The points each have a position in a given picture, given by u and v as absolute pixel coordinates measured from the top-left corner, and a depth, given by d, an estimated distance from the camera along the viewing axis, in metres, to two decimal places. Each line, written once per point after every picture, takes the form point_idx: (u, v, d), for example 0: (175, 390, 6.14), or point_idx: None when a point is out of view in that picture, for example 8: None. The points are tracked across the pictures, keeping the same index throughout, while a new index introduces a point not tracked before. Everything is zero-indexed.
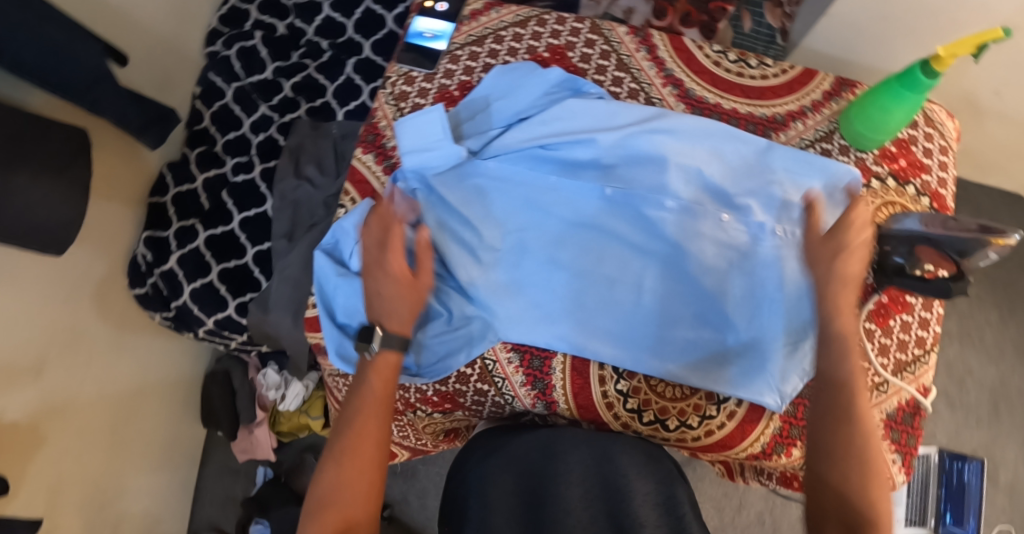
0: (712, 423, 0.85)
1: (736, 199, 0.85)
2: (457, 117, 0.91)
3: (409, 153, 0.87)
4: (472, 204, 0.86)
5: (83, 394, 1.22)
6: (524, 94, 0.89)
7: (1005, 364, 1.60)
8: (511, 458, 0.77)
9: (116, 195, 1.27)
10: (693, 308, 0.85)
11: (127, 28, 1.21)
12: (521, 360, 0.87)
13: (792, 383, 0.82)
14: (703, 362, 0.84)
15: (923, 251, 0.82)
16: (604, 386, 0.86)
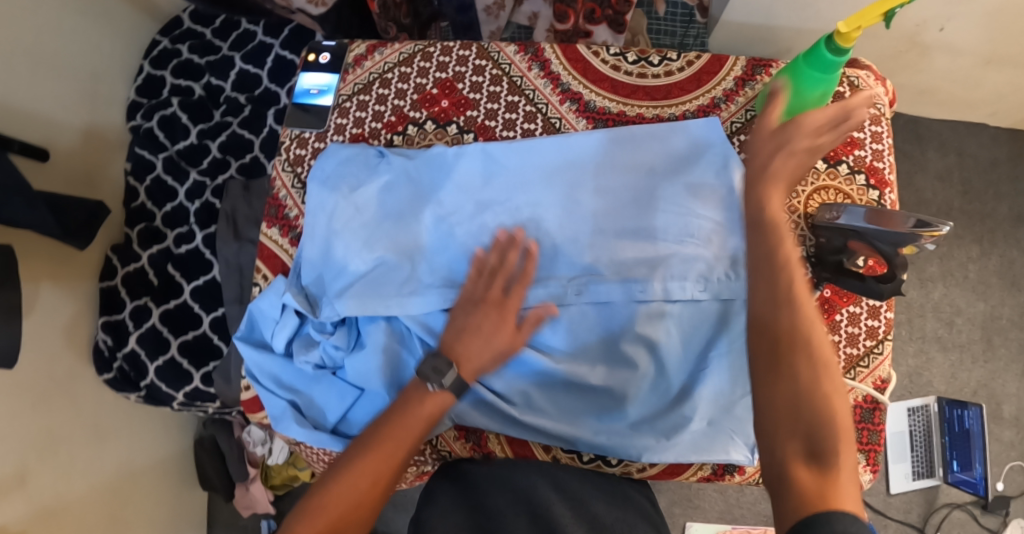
0: (632, 467, 0.83)
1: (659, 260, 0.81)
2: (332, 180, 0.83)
3: (315, 262, 0.82)
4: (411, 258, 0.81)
5: (72, 489, 1.21)
6: (395, 189, 0.83)
7: (994, 297, 1.55)
8: (465, 488, 0.75)
9: (65, 287, 1.24)
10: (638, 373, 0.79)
11: (40, 127, 1.17)
12: (462, 434, 0.85)
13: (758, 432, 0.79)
14: (660, 426, 0.79)
15: (856, 245, 0.77)
16: (550, 449, 0.83)
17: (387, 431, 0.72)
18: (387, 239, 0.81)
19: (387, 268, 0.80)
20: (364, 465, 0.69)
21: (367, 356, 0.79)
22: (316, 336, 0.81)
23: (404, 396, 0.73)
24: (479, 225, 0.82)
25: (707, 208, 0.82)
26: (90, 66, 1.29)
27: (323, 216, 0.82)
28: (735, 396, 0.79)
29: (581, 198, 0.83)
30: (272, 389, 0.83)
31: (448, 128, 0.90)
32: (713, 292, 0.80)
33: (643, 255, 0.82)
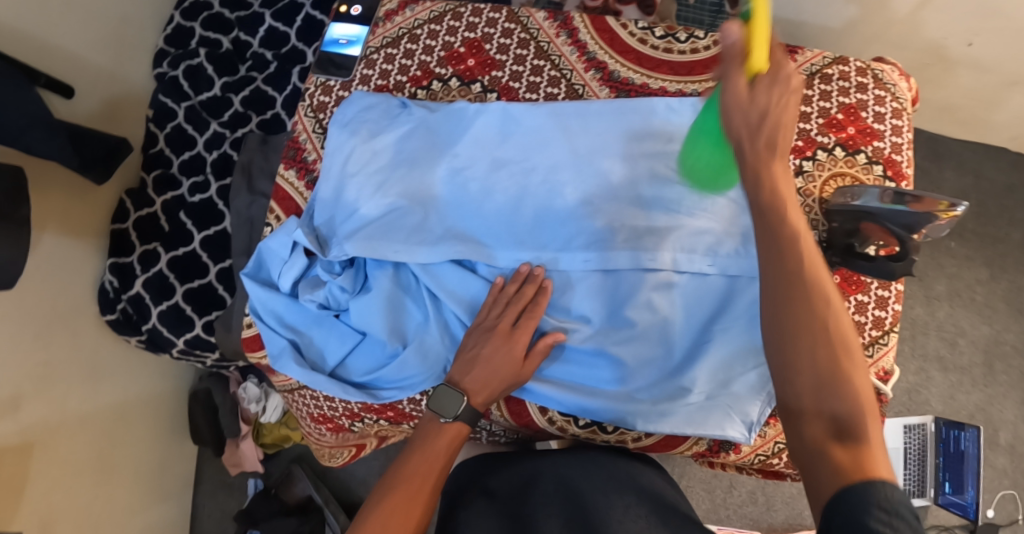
0: (627, 435, 0.83)
1: (672, 231, 0.80)
2: (352, 124, 0.84)
3: (327, 203, 0.82)
4: (421, 205, 0.81)
5: (65, 424, 1.21)
6: (411, 138, 0.83)
7: (999, 322, 1.54)
8: (489, 495, 0.78)
9: (77, 224, 1.25)
10: (637, 340, 0.79)
11: (66, 64, 1.18)
12: None
13: (758, 411, 0.78)
14: (655, 395, 0.79)
15: (868, 228, 0.78)
16: (546, 413, 0.83)
17: (393, 487, 0.71)
18: (401, 184, 0.81)
19: (397, 214, 0.80)
20: (374, 525, 0.68)
21: (371, 299, 0.78)
22: (323, 276, 0.80)
23: (419, 434, 0.76)
24: (493, 181, 0.82)
25: (725, 184, 0.81)
26: (121, 10, 1.31)
27: (339, 158, 0.83)
28: (735, 373, 0.78)
29: (597, 163, 0.82)
30: (274, 327, 0.83)
31: (472, 86, 0.89)
32: (721, 267, 0.79)
33: (654, 225, 0.80)
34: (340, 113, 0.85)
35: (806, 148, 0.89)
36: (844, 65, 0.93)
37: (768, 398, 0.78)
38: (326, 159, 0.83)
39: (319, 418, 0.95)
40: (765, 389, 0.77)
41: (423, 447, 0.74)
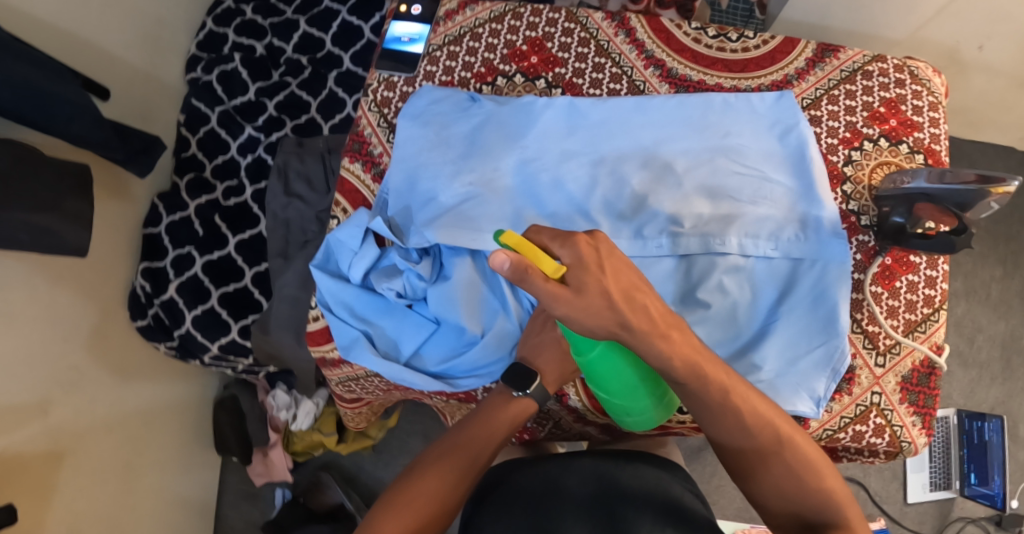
0: None
1: (738, 217, 0.83)
2: (422, 118, 0.86)
3: (400, 195, 0.84)
4: (495, 193, 0.82)
5: (93, 428, 1.19)
6: (480, 131, 0.85)
7: (1015, 318, 1.58)
8: (514, 489, 0.74)
9: (110, 225, 1.24)
10: (708, 322, 0.81)
11: (101, 64, 1.19)
12: None
13: (821, 386, 0.81)
14: None
15: (922, 209, 0.80)
16: None
17: (447, 445, 0.71)
18: (475, 172, 0.82)
19: (473, 202, 0.81)
20: (425, 478, 0.68)
21: (451, 287, 0.79)
22: (401, 263, 0.80)
23: (482, 410, 0.76)
24: (564, 171, 0.84)
25: (781, 173, 0.85)
26: (156, 14, 1.32)
27: (412, 152, 0.84)
28: (802, 351, 0.82)
29: (663, 154, 0.85)
30: (345, 319, 0.83)
31: (536, 82, 0.91)
32: (784, 251, 0.83)
33: (719, 212, 0.83)
34: (408, 106, 0.87)
35: (854, 139, 0.91)
36: (883, 63, 0.96)
37: (832, 374, 0.82)
38: (398, 154, 0.85)
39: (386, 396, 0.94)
40: (831, 365, 0.82)
41: (485, 414, 0.74)
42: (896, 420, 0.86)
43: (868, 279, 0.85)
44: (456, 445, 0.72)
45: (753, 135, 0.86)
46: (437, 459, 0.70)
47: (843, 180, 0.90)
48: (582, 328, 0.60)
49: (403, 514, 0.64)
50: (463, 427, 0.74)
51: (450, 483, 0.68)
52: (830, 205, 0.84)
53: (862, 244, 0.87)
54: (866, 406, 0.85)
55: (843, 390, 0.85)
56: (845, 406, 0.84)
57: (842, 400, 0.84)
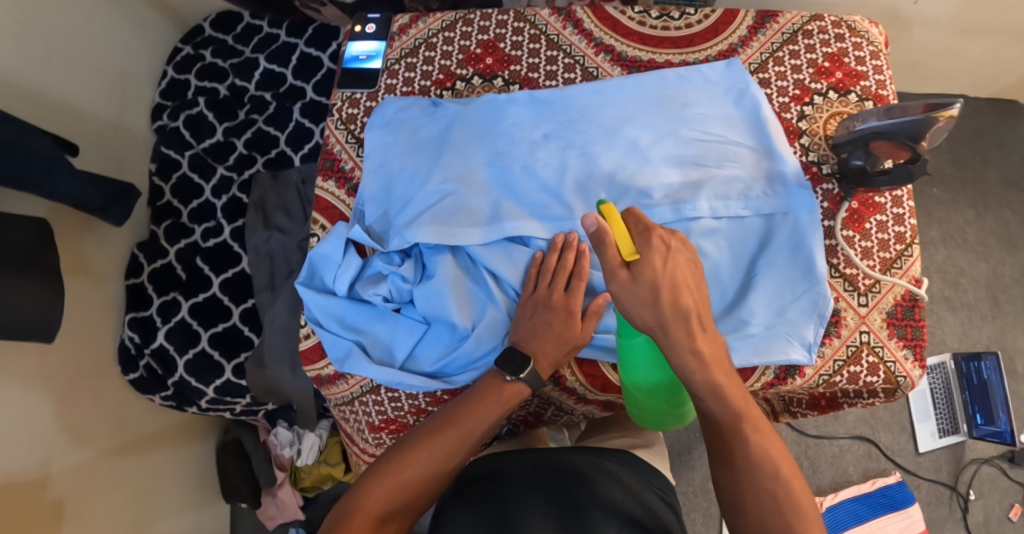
0: None
1: (707, 182, 0.85)
2: (389, 127, 0.87)
3: (375, 203, 0.84)
4: (470, 189, 0.83)
5: (95, 486, 1.19)
6: (447, 131, 0.86)
7: (994, 258, 1.62)
8: (509, 464, 0.77)
9: (93, 281, 1.25)
10: None
11: (72, 120, 1.21)
12: None
13: (811, 333, 0.83)
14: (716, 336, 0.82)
15: (878, 147, 0.84)
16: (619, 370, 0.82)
17: (447, 425, 0.74)
18: (446, 171, 0.84)
19: (449, 200, 0.82)
20: (419, 457, 0.72)
21: (436, 284, 0.80)
22: (384, 268, 0.82)
23: (479, 389, 0.77)
24: (534, 158, 0.85)
25: (741, 135, 0.88)
26: (119, 67, 1.33)
27: (384, 160, 0.86)
28: (786, 302, 0.83)
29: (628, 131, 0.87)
30: (336, 330, 0.84)
31: (494, 81, 0.92)
32: (755, 208, 0.85)
33: (688, 179, 0.85)
34: (375, 117, 0.88)
35: (804, 95, 0.94)
36: (821, 21, 0.99)
37: (819, 319, 0.83)
38: (369, 164, 0.86)
39: (380, 423, 0.91)
40: (817, 311, 0.83)
41: (479, 397, 0.76)
42: (889, 356, 0.87)
43: (837, 224, 0.88)
44: (450, 426, 0.74)
45: (711, 103, 0.89)
46: (426, 440, 0.73)
47: (800, 134, 0.93)
48: (629, 313, 0.72)
49: (388, 487, 0.70)
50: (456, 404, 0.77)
51: (435, 466, 0.72)
52: (792, 159, 0.87)
53: (827, 193, 0.90)
54: (858, 345, 0.86)
55: (833, 333, 0.86)
56: (836, 349, 0.86)
57: (833, 343, 0.86)
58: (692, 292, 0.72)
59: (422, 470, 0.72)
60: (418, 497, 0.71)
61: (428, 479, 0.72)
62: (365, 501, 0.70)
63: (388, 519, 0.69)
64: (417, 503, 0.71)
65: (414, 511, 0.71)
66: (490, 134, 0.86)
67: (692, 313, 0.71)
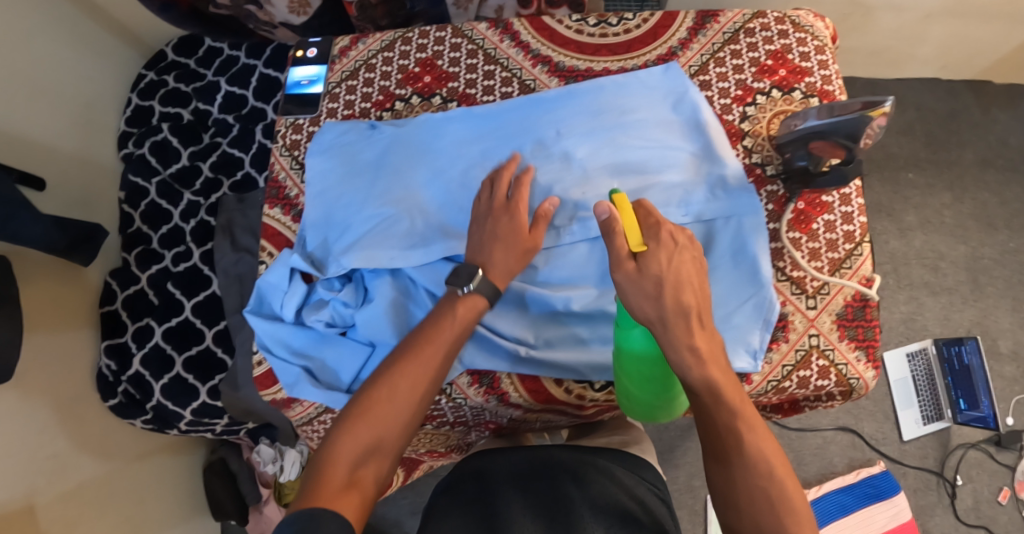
0: None
1: (647, 191, 0.85)
2: (329, 151, 0.88)
3: (315, 228, 0.85)
4: (406, 208, 0.83)
5: (82, 516, 1.20)
6: (384, 152, 0.87)
7: (973, 239, 1.60)
8: (505, 464, 0.80)
9: (66, 314, 1.26)
10: None
11: (37, 155, 1.22)
12: (472, 380, 0.81)
13: (756, 338, 0.83)
14: None
15: (818, 147, 0.83)
16: (562, 383, 0.80)
17: (417, 352, 0.73)
18: (384, 193, 0.84)
19: (387, 222, 0.83)
20: (396, 389, 0.70)
21: (375, 308, 0.81)
22: (325, 294, 0.83)
23: (436, 313, 0.76)
24: (471, 175, 0.85)
25: (682, 140, 0.88)
26: (82, 99, 1.34)
27: (324, 185, 0.86)
28: (731, 308, 0.83)
29: (568, 142, 0.86)
30: (284, 356, 0.85)
31: (432, 100, 0.93)
32: (697, 214, 0.84)
33: (628, 188, 0.85)
34: (314, 141, 0.89)
35: (746, 96, 0.94)
36: (764, 18, 0.99)
37: (765, 324, 0.83)
38: (309, 189, 0.87)
39: None
40: (762, 316, 0.83)
41: (432, 319, 0.75)
42: (839, 358, 0.86)
43: (783, 227, 0.87)
44: (413, 362, 0.72)
45: (650, 108, 0.88)
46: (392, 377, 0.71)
47: (742, 136, 0.92)
48: (632, 308, 0.69)
49: (360, 430, 0.68)
50: (411, 333, 0.76)
51: (406, 401, 0.71)
52: (735, 161, 0.86)
53: (772, 194, 0.89)
54: (807, 348, 0.86)
55: (780, 337, 0.86)
56: (784, 354, 0.85)
57: (781, 348, 0.86)
58: (695, 289, 0.69)
59: (394, 411, 0.70)
60: (392, 430, 0.69)
61: (401, 414, 0.70)
62: (344, 442, 0.67)
63: (369, 456, 0.67)
64: (393, 437, 0.69)
65: (394, 447, 0.70)
66: (428, 153, 0.86)
67: (692, 310, 0.68)
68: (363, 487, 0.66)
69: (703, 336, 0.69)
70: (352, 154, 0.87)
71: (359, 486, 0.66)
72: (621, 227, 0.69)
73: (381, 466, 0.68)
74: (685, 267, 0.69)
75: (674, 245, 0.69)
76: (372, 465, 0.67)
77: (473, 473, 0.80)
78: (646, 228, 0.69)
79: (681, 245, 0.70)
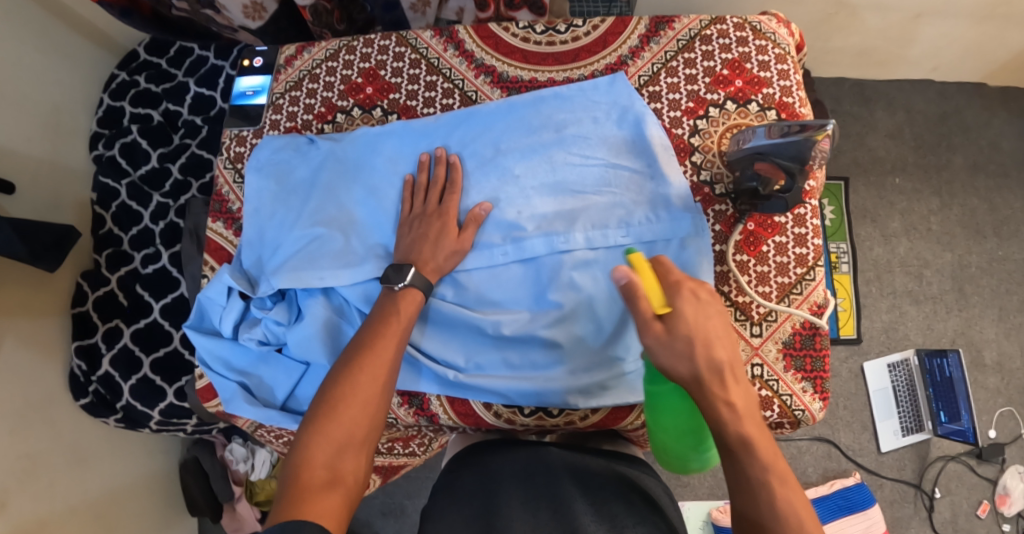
0: (574, 415, 0.83)
1: (582, 211, 0.83)
2: (267, 169, 0.90)
3: (251, 247, 0.87)
4: (337, 228, 0.85)
5: (54, 518, 1.21)
6: (320, 170, 0.88)
7: (959, 247, 1.56)
8: (501, 466, 0.79)
9: (37, 317, 1.26)
10: (566, 321, 0.81)
11: (5, 160, 1.22)
12: (404, 401, 0.85)
13: None
14: (587, 373, 0.81)
15: (763, 168, 0.80)
16: (492, 408, 0.84)
17: (372, 345, 0.71)
18: (316, 214, 0.86)
19: (317, 241, 0.85)
20: (358, 385, 0.68)
21: (305, 328, 0.82)
22: (257, 313, 0.84)
23: (378, 311, 0.76)
24: (402, 195, 0.85)
25: (624, 156, 0.85)
26: (51, 102, 1.34)
27: (262, 204, 0.89)
28: None
29: (504, 159, 0.85)
30: (222, 372, 0.86)
31: (373, 112, 0.93)
32: (635, 235, 0.82)
33: (562, 208, 0.84)
34: (255, 158, 0.91)
35: (698, 108, 0.90)
36: (722, 24, 0.93)
37: None
38: (247, 208, 0.90)
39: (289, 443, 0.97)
40: None
41: (377, 317, 0.74)
42: (784, 389, 0.84)
43: (728, 249, 0.85)
44: (372, 362, 0.70)
45: (591, 123, 0.86)
46: (351, 376, 0.69)
47: (692, 151, 0.89)
48: (663, 367, 0.67)
49: (330, 433, 0.65)
50: (362, 331, 0.74)
51: (373, 400, 0.68)
52: (678, 179, 0.84)
53: (719, 214, 0.87)
54: (750, 378, 0.84)
55: None
56: None
57: None
58: (727, 343, 0.66)
59: (364, 408, 0.67)
60: (364, 430, 0.67)
61: (371, 410, 0.68)
62: (315, 445, 0.64)
63: (344, 452, 0.65)
64: (366, 433, 0.67)
65: (368, 442, 0.67)
66: (361, 172, 0.87)
67: (725, 365, 0.66)
68: (346, 484, 0.63)
69: (738, 388, 0.66)
70: (287, 173, 0.89)
71: (341, 484, 0.63)
72: (643, 290, 0.67)
73: (360, 461, 0.65)
74: (717, 327, 0.66)
75: (703, 301, 0.66)
76: (350, 459, 0.65)
77: (473, 473, 0.80)
78: (668, 288, 0.67)
79: (708, 302, 0.67)
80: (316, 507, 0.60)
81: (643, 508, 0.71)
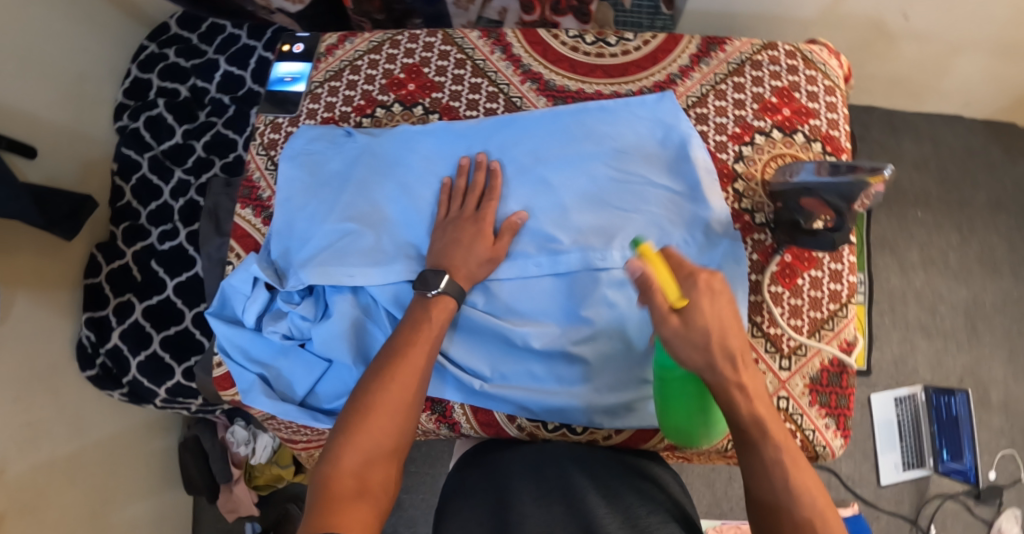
0: (597, 433, 0.82)
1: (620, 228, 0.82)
2: (299, 158, 0.89)
3: (280, 236, 0.86)
4: (370, 225, 0.84)
5: (52, 488, 1.20)
6: (354, 163, 0.87)
7: (975, 283, 1.56)
8: (510, 461, 0.78)
9: (48, 284, 1.24)
10: (595, 338, 0.80)
11: (27, 124, 1.20)
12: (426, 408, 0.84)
13: None
14: (614, 393, 0.80)
15: (809, 203, 0.79)
16: (515, 421, 0.83)
17: (404, 352, 0.70)
18: (350, 209, 0.85)
19: (348, 237, 0.83)
20: (388, 393, 0.67)
21: (332, 325, 0.80)
22: (283, 306, 0.83)
23: (410, 316, 0.75)
24: (437, 196, 0.84)
25: (665, 175, 0.84)
26: (77, 69, 1.32)
27: (293, 193, 0.87)
28: None
29: (543, 169, 0.84)
30: (241, 362, 0.84)
31: (414, 109, 0.91)
32: None
33: (600, 223, 0.83)
34: (289, 147, 0.90)
35: (744, 134, 0.89)
36: (773, 50, 0.92)
37: None
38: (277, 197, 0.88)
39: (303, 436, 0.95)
40: None
41: (408, 325, 0.73)
42: (808, 424, 0.84)
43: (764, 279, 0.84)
44: (401, 369, 0.69)
45: (634, 139, 0.85)
46: (381, 383, 0.68)
47: (735, 177, 0.87)
48: (679, 356, 0.65)
49: (359, 442, 0.64)
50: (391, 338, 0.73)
51: (402, 410, 0.67)
52: (719, 203, 0.83)
53: (758, 243, 0.86)
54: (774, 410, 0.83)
55: None
56: None
57: None
58: (736, 330, 0.65)
59: (393, 418, 0.66)
60: (392, 439, 0.66)
61: (400, 420, 0.67)
62: (345, 453, 0.63)
63: (373, 462, 0.64)
64: (394, 444, 0.66)
65: (397, 452, 0.66)
66: (396, 169, 0.86)
67: (738, 352, 0.64)
68: (374, 493, 0.62)
69: (747, 373, 0.64)
70: (320, 164, 0.88)
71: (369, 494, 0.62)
72: (660, 286, 0.64)
73: (388, 471, 0.64)
74: (727, 313, 0.64)
75: (714, 289, 0.64)
76: (378, 470, 0.64)
77: (482, 469, 0.78)
78: (682, 280, 0.64)
79: (719, 289, 0.65)
80: (345, 516, 0.59)
81: (660, 502, 0.69)
